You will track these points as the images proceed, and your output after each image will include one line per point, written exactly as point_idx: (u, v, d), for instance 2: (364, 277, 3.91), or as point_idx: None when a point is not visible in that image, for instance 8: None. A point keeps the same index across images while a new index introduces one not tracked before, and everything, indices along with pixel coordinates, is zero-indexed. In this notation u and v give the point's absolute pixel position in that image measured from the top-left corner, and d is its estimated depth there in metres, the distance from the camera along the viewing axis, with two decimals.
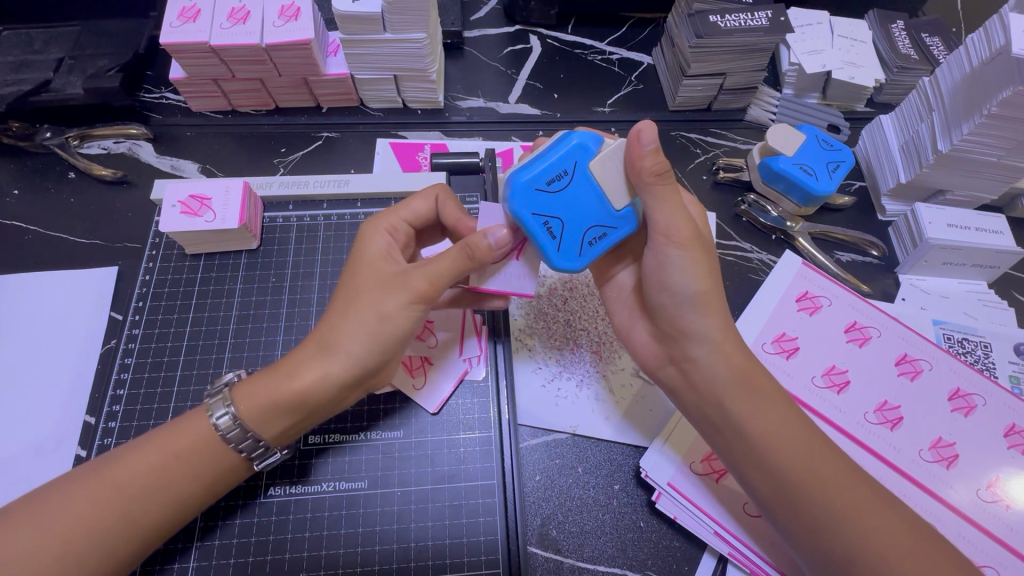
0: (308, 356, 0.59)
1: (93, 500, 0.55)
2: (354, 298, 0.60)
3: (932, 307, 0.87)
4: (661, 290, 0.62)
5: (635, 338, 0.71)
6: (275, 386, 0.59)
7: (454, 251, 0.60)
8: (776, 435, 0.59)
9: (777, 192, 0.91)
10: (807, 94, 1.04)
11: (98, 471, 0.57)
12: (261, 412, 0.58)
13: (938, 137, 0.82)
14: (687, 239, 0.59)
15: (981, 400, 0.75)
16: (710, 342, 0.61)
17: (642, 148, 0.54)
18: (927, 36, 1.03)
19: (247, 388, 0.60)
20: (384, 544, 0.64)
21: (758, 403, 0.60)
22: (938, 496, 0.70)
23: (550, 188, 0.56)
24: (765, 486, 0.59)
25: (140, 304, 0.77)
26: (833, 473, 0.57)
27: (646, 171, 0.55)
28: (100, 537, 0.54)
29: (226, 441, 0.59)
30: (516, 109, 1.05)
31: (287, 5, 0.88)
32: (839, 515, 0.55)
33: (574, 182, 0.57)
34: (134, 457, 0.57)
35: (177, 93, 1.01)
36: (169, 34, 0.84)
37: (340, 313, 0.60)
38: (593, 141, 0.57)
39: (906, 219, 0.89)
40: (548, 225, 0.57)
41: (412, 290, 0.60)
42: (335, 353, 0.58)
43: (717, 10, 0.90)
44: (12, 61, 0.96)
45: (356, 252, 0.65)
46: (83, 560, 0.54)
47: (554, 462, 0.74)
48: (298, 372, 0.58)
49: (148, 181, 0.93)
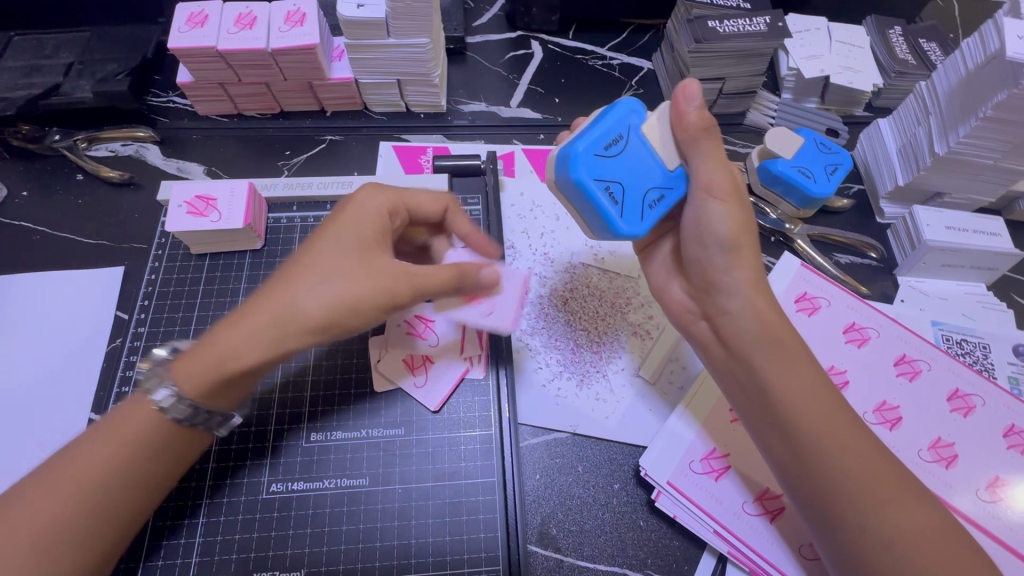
0: (253, 332, 0.57)
1: (55, 500, 0.53)
2: (323, 265, 0.59)
3: (931, 309, 0.87)
4: (699, 243, 0.64)
5: (669, 296, 0.73)
6: (223, 343, 0.57)
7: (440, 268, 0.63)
8: (803, 394, 0.59)
9: (775, 195, 0.91)
10: (805, 98, 1.05)
11: (56, 470, 0.55)
12: (206, 374, 0.57)
13: (934, 140, 0.83)
14: (728, 191, 0.61)
15: (980, 400, 0.75)
16: (741, 296, 0.63)
17: (687, 104, 0.61)
18: (924, 41, 1.05)
19: (189, 363, 0.57)
20: (385, 541, 0.65)
21: (784, 361, 0.61)
22: (938, 496, 0.70)
23: (608, 153, 0.61)
24: (779, 442, 0.60)
25: (146, 303, 0.78)
26: (855, 444, 0.57)
27: (688, 126, 0.62)
28: (66, 529, 0.53)
29: (179, 422, 0.58)
30: (517, 113, 1.06)
31: (293, 10, 0.90)
32: (850, 479, 0.56)
33: (628, 147, 0.63)
34: (85, 452, 0.55)
35: (184, 97, 1.03)
36: (178, 39, 0.85)
37: (291, 284, 0.58)
38: (640, 109, 0.64)
39: (904, 222, 0.90)
40: (610, 190, 0.61)
41: (378, 287, 0.59)
42: (280, 331, 0.57)
43: (716, 16, 0.92)
44: (23, 66, 0.98)
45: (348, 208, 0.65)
46: (55, 555, 0.52)
47: (554, 462, 0.74)
48: (247, 333, 0.57)
49: (154, 183, 0.95)
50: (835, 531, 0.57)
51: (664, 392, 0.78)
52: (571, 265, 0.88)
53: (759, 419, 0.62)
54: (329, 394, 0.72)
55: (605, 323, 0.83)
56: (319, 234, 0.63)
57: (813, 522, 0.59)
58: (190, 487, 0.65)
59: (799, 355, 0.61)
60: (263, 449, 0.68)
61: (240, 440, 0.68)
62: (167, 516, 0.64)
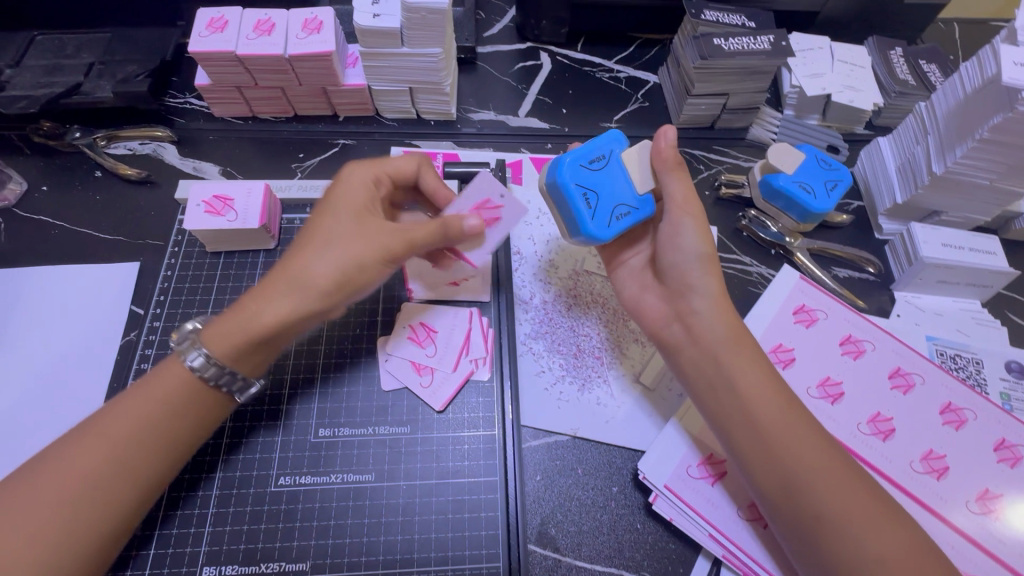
0: (274, 291, 0.61)
1: (87, 457, 0.56)
2: (327, 239, 0.63)
3: (926, 323, 0.89)
4: (673, 251, 0.70)
5: (645, 303, 0.76)
6: (246, 323, 0.61)
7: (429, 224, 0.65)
8: (763, 392, 0.64)
9: (776, 209, 0.94)
10: (807, 115, 1.08)
11: (83, 431, 0.58)
12: (235, 348, 0.61)
13: (933, 159, 0.85)
14: (696, 211, 0.69)
15: (972, 414, 0.77)
16: (709, 301, 0.68)
17: (665, 138, 0.69)
18: (925, 63, 1.07)
19: (217, 329, 0.61)
20: (389, 536, 0.66)
21: (747, 361, 0.65)
22: (928, 506, 0.71)
23: (590, 167, 0.70)
24: (743, 437, 0.63)
25: (161, 298, 0.80)
26: (818, 440, 0.61)
27: (667, 157, 0.70)
28: (96, 477, 0.56)
29: (204, 381, 0.61)
30: (526, 123, 1.08)
31: (310, 18, 0.92)
32: (809, 471, 0.59)
33: (608, 167, 0.71)
34: (120, 410, 0.59)
35: (201, 99, 1.05)
36: (198, 43, 0.88)
37: (308, 250, 0.63)
38: (624, 139, 0.73)
39: (902, 238, 0.92)
40: (585, 196, 0.70)
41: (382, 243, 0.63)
42: (301, 290, 0.61)
43: (722, 34, 0.95)
44: (45, 65, 1.00)
45: (333, 194, 0.68)
46: (79, 508, 0.55)
47: (555, 463, 0.75)
48: (265, 309, 0.61)
49: (170, 182, 0.97)
50: (797, 522, 0.59)
51: (663, 398, 0.80)
52: (575, 272, 0.90)
53: (723, 417, 0.65)
54: (338, 392, 0.74)
55: (608, 329, 0.85)
56: (324, 206, 0.67)
57: (784, 519, 0.60)
58: (201, 478, 0.67)
59: (762, 361, 0.66)
60: (273, 444, 0.70)
61: (249, 433, 0.70)
62: (179, 505, 0.66)
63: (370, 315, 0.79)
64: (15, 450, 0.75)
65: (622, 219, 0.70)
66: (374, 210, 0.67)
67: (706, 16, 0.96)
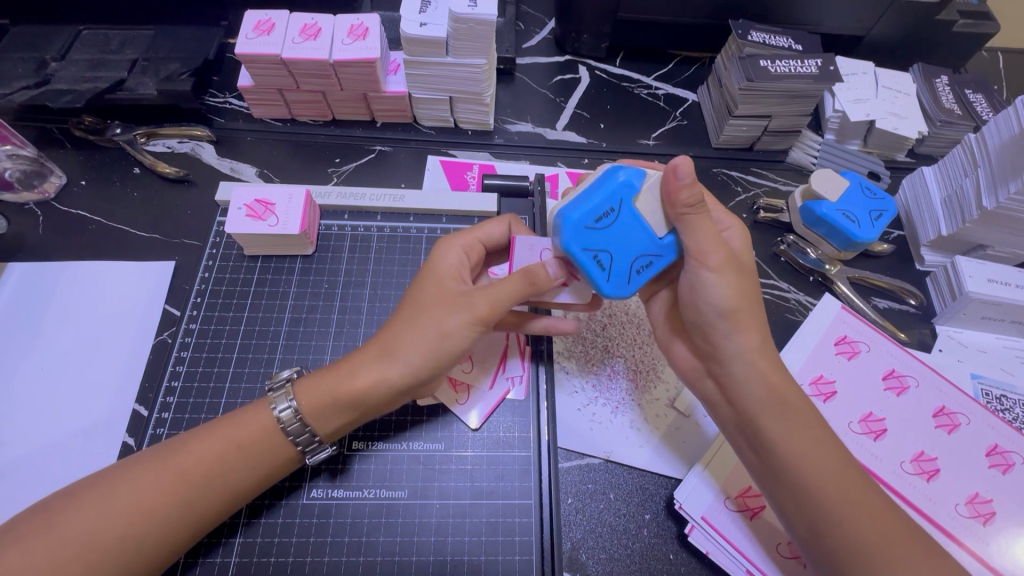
0: (369, 360, 0.63)
1: (157, 489, 0.57)
2: (420, 311, 0.64)
3: (969, 360, 0.87)
4: (696, 308, 0.67)
5: (675, 352, 0.75)
6: (335, 385, 0.62)
7: (515, 277, 0.64)
8: (811, 458, 0.60)
9: (817, 235, 0.92)
10: (848, 141, 1.06)
11: (159, 457, 0.59)
12: (323, 408, 0.62)
13: (983, 194, 0.83)
14: (721, 263, 0.63)
15: (1018, 458, 0.74)
16: (745, 360, 0.64)
17: (679, 182, 0.60)
18: (971, 92, 1.05)
19: (309, 382, 0.63)
20: (421, 555, 0.65)
21: (792, 424, 0.62)
22: (974, 553, 0.69)
23: (598, 224, 0.62)
24: (789, 501, 0.61)
25: (198, 300, 0.79)
26: (860, 498, 0.59)
27: (680, 203, 0.61)
28: (160, 514, 0.56)
29: (285, 433, 0.61)
30: (563, 136, 1.08)
31: (356, 24, 0.92)
32: (862, 543, 0.57)
33: (620, 218, 0.62)
34: (197, 445, 0.59)
35: (240, 99, 1.06)
36: (245, 45, 0.88)
37: (404, 322, 0.64)
38: (636, 179, 0.63)
39: (945, 271, 0.90)
40: (598, 258, 0.62)
41: (475, 313, 0.63)
42: (396, 358, 0.62)
43: (768, 56, 0.94)
44: (89, 59, 1.01)
45: (429, 266, 0.69)
46: (144, 540, 0.55)
47: (587, 487, 0.74)
48: (359, 373, 0.62)
49: (207, 182, 0.97)
50: None
51: (698, 424, 0.78)
52: None
53: (767, 478, 0.63)
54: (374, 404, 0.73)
55: (643, 351, 0.84)
56: (422, 277, 0.68)
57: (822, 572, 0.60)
58: None
59: (812, 421, 0.62)
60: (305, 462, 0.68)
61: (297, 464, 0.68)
62: None
63: None
64: (45, 447, 0.75)
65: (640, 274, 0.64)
66: (463, 278, 0.68)
67: (752, 37, 0.95)
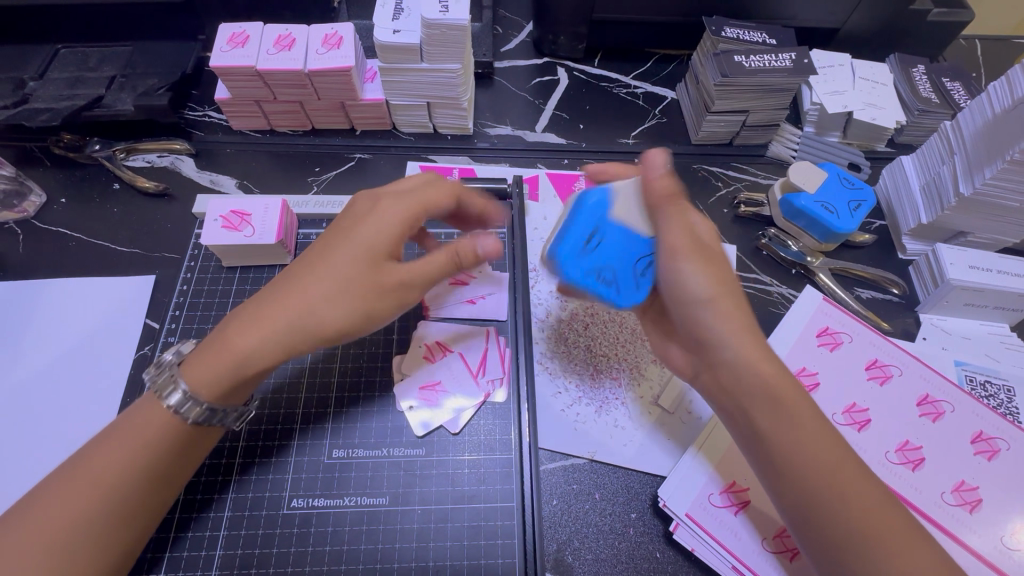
0: (267, 330, 0.59)
1: (73, 499, 0.54)
2: (334, 279, 0.61)
3: (954, 348, 0.87)
4: (677, 304, 0.66)
5: (669, 354, 0.73)
6: (228, 365, 0.59)
7: (443, 257, 0.66)
8: (810, 447, 0.58)
9: (798, 227, 0.92)
10: (827, 133, 1.06)
11: (67, 473, 0.55)
12: (218, 388, 0.59)
13: (960, 180, 0.83)
14: (686, 248, 0.65)
15: (1005, 444, 0.74)
16: (733, 344, 0.62)
17: (654, 172, 0.69)
18: (948, 81, 1.06)
19: (194, 372, 0.59)
20: (403, 562, 0.65)
21: (791, 413, 0.59)
22: (961, 542, 0.69)
23: (589, 246, 0.71)
24: (786, 495, 0.59)
25: (177, 313, 0.79)
26: (855, 479, 0.57)
27: (658, 194, 0.69)
28: (84, 524, 0.53)
29: (187, 420, 0.59)
30: (543, 138, 1.08)
31: (330, 34, 0.93)
32: (864, 537, 0.54)
33: (605, 231, 0.71)
34: (103, 450, 0.56)
35: (219, 112, 1.06)
36: (219, 58, 0.88)
37: (312, 289, 0.60)
38: (602, 194, 0.74)
39: (927, 258, 0.90)
40: (602, 279, 0.69)
41: (400, 300, 0.64)
42: (308, 333, 0.60)
43: (743, 51, 0.94)
44: (67, 77, 1.01)
45: (354, 223, 0.64)
46: (71, 551, 0.52)
47: (572, 488, 0.73)
48: (246, 347, 0.59)
49: (188, 195, 0.97)
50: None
51: (682, 421, 0.78)
52: None
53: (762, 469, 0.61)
54: (353, 412, 0.73)
55: (625, 350, 0.84)
56: (342, 232, 0.63)
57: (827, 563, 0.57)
58: (211, 499, 0.67)
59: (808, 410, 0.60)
60: (283, 482, 0.68)
61: (281, 471, 0.69)
62: (190, 527, 0.65)
63: (385, 334, 0.79)
64: (23, 465, 0.74)
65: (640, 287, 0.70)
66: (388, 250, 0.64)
67: (726, 33, 0.96)
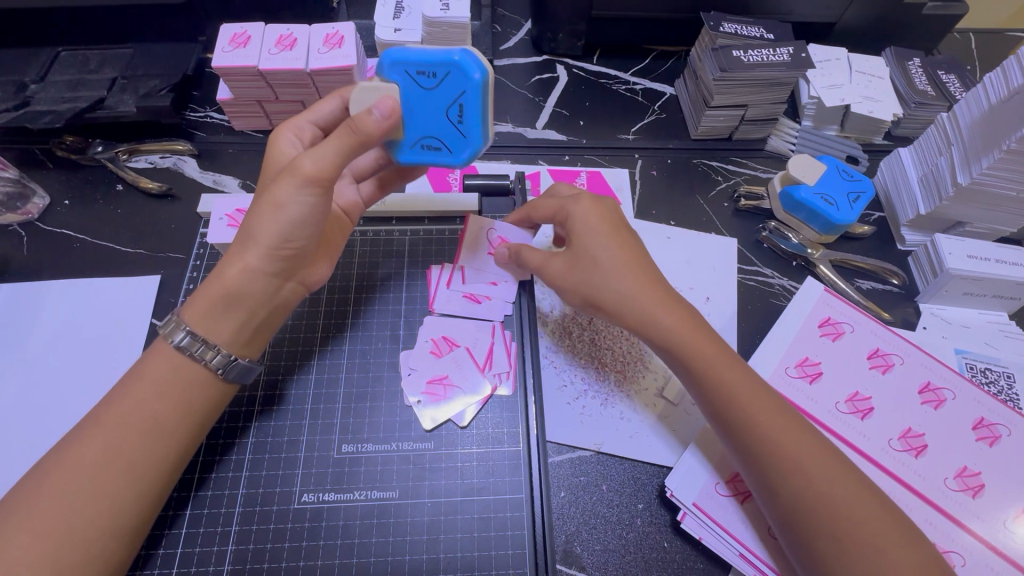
0: (231, 254, 0.64)
1: (91, 444, 0.57)
2: (265, 191, 0.65)
3: (954, 337, 0.88)
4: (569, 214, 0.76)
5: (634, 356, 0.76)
6: (207, 290, 0.63)
7: (336, 136, 0.61)
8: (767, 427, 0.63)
9: (797, 220, 0.93)
10: (824, 126, 1.07)
11: (93, 420, 0.58)
12: (208, 318, 0.62)
13: (957, 170, 0.84)
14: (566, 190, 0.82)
15: (1006, 429, 0.75)
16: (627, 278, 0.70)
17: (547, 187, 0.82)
18: (943, 74, 1.07)
19: (194, 312, 0.62)
20: (414, 555, 0.65)
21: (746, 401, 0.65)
22: (964, 526, 0.70)
23: (450, 118, 0.65)
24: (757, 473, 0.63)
25: None
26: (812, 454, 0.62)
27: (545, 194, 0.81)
28: (98, 478, 0.56)
29: (194, 359, 0.62)
30: (543, 135, 1.08)
31: (331, 33, 0.93)
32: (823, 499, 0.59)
33: (438, 93, 0.63)
34: (123, 405, 0.59)
35: (221, 113, 1.07)
36: (222, 58, 0.89)
37: (256, 204, 0.65)
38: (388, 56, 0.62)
39: (926, 249, 0.91)
40: (431, 148, 0.67)
41: (301, 175, 0.61)
42: (251, 244, 0.63)
43: (740, 46, 0.95)
44: (68, 80, 1.01)
45: (270, 157, 0.72)
46: (78, 503, 0.54)
47: (579, 480, 0.74)
48: (224, 270, 0.63)
49: (191, 196, 0.98)
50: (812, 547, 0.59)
51: (686, 412, 0.79)
52: None
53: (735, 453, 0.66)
54: (361, 407, 0.74)
55: (629, 342, 0.84)
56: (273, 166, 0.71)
57: (794, 549, 0.60)
58: (222, 495, 0.67)
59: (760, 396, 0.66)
60: (294, 475, 0.69)
61: (291, 466, 0.69)
62: (201, 521, 0.66)
63: (391, 330, 0.80)
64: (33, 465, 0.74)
65: (399, 59, 0.62)
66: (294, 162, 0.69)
67: (724, 29, 0.97)
